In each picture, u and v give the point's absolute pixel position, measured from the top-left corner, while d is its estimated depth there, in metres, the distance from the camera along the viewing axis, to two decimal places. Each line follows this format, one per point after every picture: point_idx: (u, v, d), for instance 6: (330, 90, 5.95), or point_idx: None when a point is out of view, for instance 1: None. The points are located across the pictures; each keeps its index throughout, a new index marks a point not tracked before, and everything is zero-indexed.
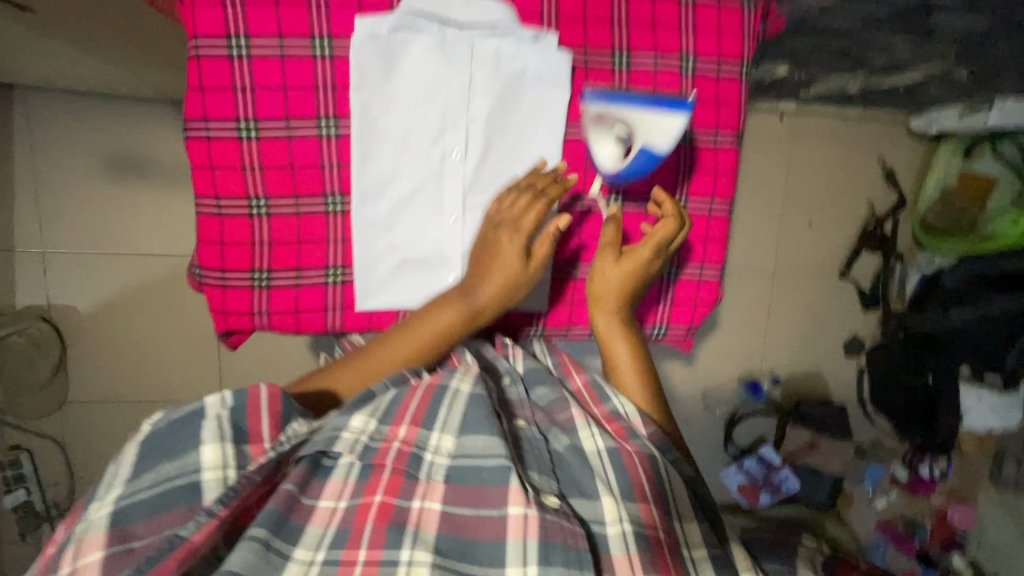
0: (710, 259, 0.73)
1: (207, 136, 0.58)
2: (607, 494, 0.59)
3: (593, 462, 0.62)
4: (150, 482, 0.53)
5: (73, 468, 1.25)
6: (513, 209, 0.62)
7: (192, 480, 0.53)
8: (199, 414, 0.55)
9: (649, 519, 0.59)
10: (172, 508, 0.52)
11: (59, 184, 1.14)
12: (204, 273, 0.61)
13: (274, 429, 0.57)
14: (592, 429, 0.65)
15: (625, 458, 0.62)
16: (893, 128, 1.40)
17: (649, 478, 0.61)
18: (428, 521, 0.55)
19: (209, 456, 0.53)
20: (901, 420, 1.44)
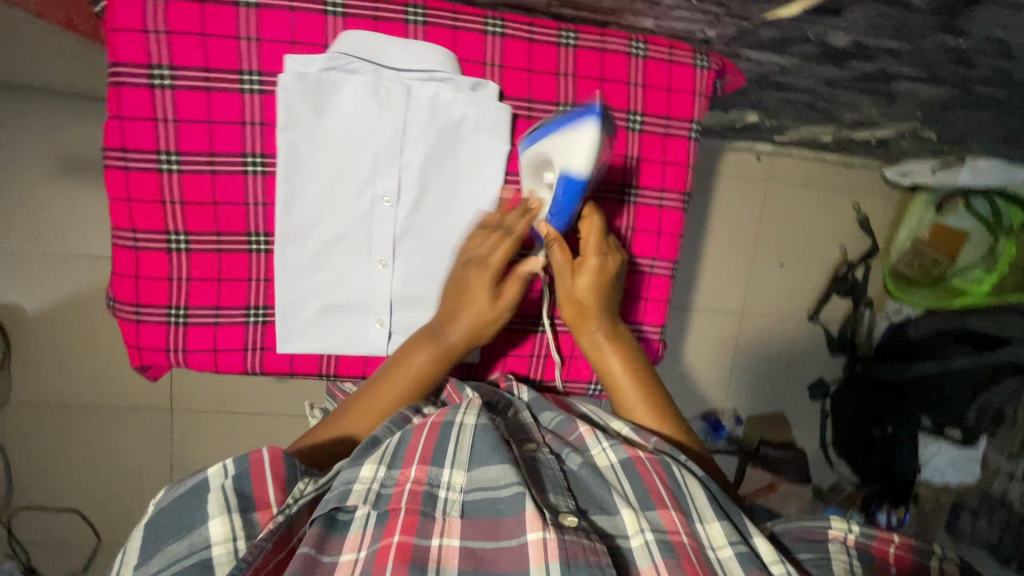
0: (649, 321, 0.71)
1: (124, 166, 0.57)
2: (626, 506, 0.54)
3: (607, 476, 0.58)
4: (163, 562, 0.49)
5: (12, 471, 1.21)
6: (478, 250, 0.63)
7: (203, 557, 0.49)
8: (203, 486, 0.52)
9: (669, 523, 0.54)
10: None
11: (12, 181, 1.11)
12: (118, 306, 0.60)
13: (280, 490, 0.54)
14: (603, 446, 0.60)
15: (641, 467, 0.57)
16: (868, 174, 1.41)
17: (667, 482, 0.57)
18: (450, 557, 0.50)
19: (217, 530, 0.50)
20: (861, 467, 1.43)
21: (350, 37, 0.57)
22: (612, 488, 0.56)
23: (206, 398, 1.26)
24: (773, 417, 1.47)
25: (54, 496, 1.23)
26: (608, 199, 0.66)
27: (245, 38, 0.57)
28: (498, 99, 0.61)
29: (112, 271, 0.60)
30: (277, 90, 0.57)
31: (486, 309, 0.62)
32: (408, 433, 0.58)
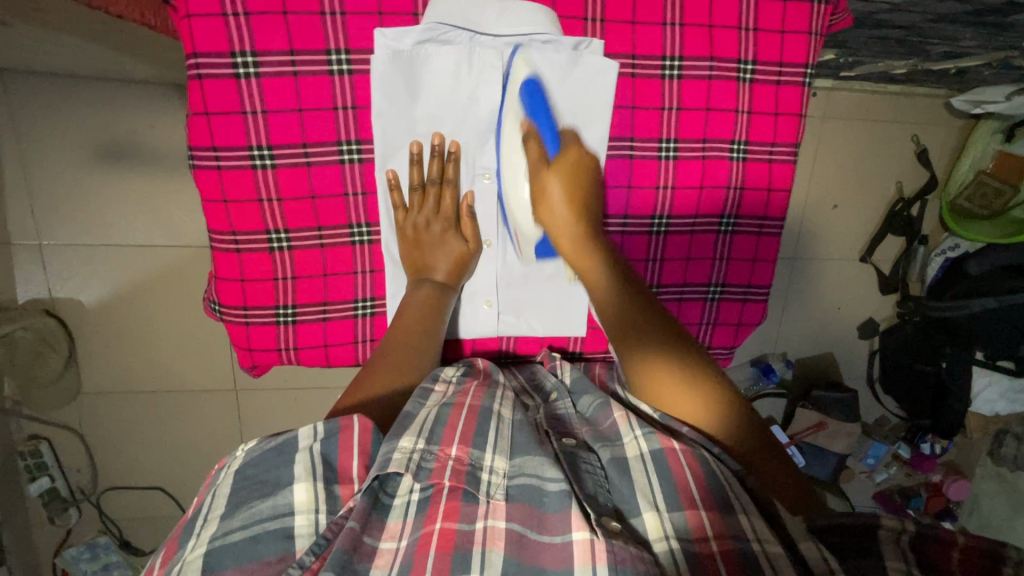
0: (758, 280, 0.70)
1: (217, 165, 0.56)
2: (650, 511, 0.51)
3: (637, 468, 0.55)
4: (244, 520, 0.46)
5: (94, 455, 1.26)
6: (426, 205, 0.63)
7: (285, 523, 0.46)
8: (292, 444, 0.50)
9: (700, 529, 0.49)
10: (265, 557, 0.44)
11: (50, 174, 1.08)
12: (226, 310, 0.61)
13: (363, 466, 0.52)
14: (634, 434, 0.58)
15: (672, 460, 0.54)
16: (932, 101, 1.32)
17: (700, 478, 0.53)
18: (496, 539, 0.49)
19: (302, 497, 0.48)
20: (913, 403, 1.45)
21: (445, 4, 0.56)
22: (641, 482, 0.54)
23: (268, 378, 1.28)
24: (821, 356, 1.49)
25: (135, 476, 1.29)
26: (718, 158, 0.64)
27: (330, 14, 0.54)
28: (602, 57, 0.59)
29: (214, 274, 0.60)
30: (372, 70, 0.55)
31: (460, 246, 0.65)
32: (445, 413, 0.57)
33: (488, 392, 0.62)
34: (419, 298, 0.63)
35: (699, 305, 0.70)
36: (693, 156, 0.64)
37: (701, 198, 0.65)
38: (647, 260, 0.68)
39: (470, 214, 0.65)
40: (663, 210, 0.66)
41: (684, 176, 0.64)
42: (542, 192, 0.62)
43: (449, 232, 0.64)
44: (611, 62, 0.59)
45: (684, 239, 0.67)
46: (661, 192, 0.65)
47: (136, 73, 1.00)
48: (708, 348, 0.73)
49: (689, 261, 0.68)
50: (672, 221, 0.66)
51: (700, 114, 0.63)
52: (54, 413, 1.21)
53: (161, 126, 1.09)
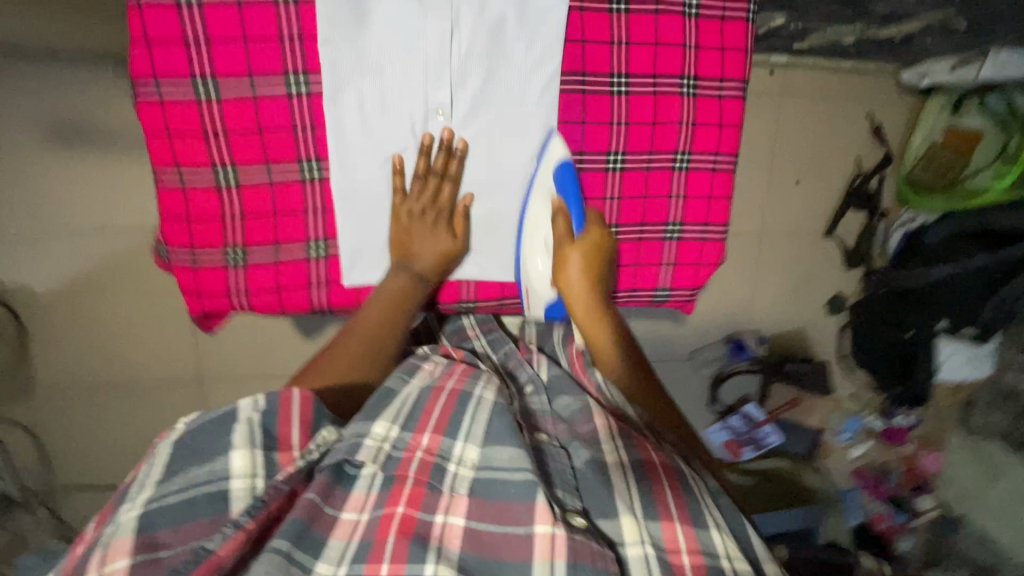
0: (714, 219, 0.81)
1: (159, 95, 0.67)
2: (626, 513, 0.61)
3: (615, 472, 0.64)
4: (181, 484, 0.58)
5: (47, 452, 1.20)
6: (424, 194, 0.75)
7: (222, 485, 0.58)
8: (233, 417, 0.62)
9: (672, 539, 0.60)
10: (200, 517, 0.57)
11: (1, 155, 1.05)
12: (173, 251, 0.72)
13: (306, 436, 0.64)
14: (615, 443, 0.68)
15: (650, 473, 0.65)
16: (886, 79, 1.37)
17: (676, 491, 0.64)
18: (451, 536, 0.58)
19: (240, 463, 0.59)
20: (882, 373, 1.48)
21: None
22: (620, 486, 0.63)
23: (232, 368, 1.23)
24: (790, 333, 1.51)
25: (91, 475, 1.22)
26: (668, 92, 0.76)
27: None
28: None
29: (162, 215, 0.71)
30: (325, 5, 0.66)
31: (448, 243, 0.78)
32: (424, 397, 0.70)
33: (471, 378, 0.75)
34: (392, 286, 0.76)
35: (659, 241, 0.81)
36: (644, 91, 0.75)
37: (655, 140, 0.77)
38: (610, 194, 0.79)
39: (463, 210, 0.78)
40: (620, 146, 0.77)
41: (637, 111, 0.76)
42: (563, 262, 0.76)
43: (440, 226, 0.77)
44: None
45: (643, 177, 0.78)
46: (617, 127, 0.76)
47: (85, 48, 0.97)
48: (670, 285, 0.82)
49: (650, 195, 0.79)
50: (628, 157, 0.77)
51: (650, 48, 0.74)
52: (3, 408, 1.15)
53: (116, 105, 1.06)
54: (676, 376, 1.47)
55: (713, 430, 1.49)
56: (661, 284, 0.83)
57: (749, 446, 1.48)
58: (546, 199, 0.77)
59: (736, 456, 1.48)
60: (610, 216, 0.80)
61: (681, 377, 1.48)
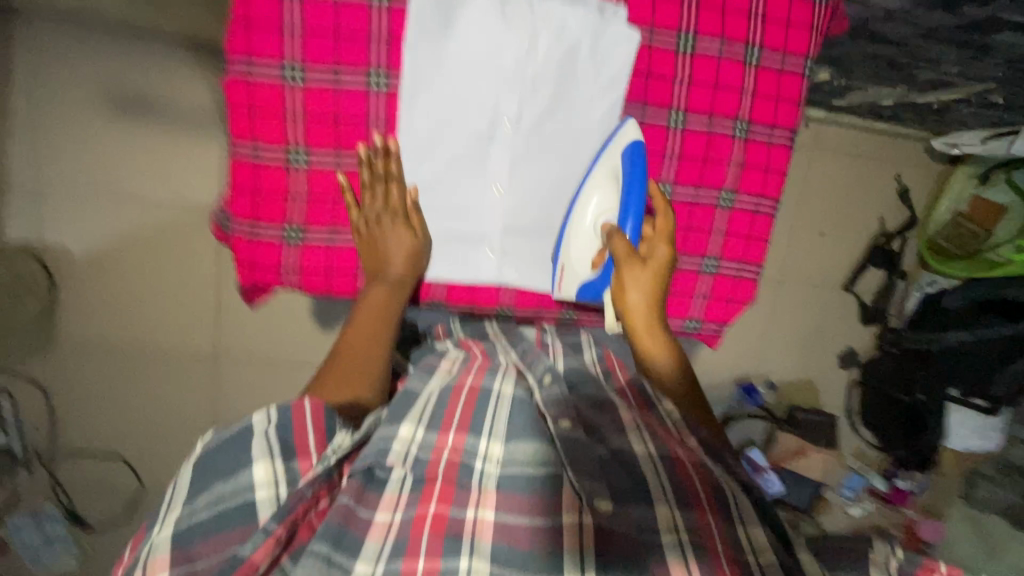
0: (750, 258, 0.72)
1: (250, 74, 0.60)
2: (662, 504, 0.55)
3: (646, 466, 0.58)
4: (209, 504, 0.52)
5: (56, 413, 1.20)
6: (375, 206, 0.65)
7: (247, 499, 0.52)
8: (247, 430, 0.55)
9: (708, 530, 0.53)
10: (231, 529, 0.51)
11: (59, 119, 1.09)
12: (234, 222, 0.65)
13: (319, 441, 0.56)
14: (641, 434, 0.61)
15: (681, 467, 0.58)
16: (915, 144, 1.41)
17: (708, 485, 0.57)
18: (483, 530, 0.52)
19: (261, 472, 0.53)
20: (888, 434, 1.47)
21: None
22: (653, 483, 0.56)
23: (250, 348, 1.24)
24: (800, 382, 1.51)
25: (99, 442, 1.22)
26: (720, 134, 0.68)
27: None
28: (625, 25, 0.63)
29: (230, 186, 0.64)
30: (410, 6, 0.59)
31: (410, 240, 0.66)
32: (444, 396, 0.65)
33: (489, 371, 0.68)
34: (375, 298, 0.67)
35: (694, 276, 0.71)
36: (699, 128, 0.68)
37: (705, 169, 0.68)
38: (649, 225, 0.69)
39: (417, 209, 0.66)
40: (668, 176, 0.68)
41: (689, 146, 0.68)
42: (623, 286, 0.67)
43: (400, 225, 0.66)
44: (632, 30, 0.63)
45: (688, 209, 0.69)
46: (667, 160, 0.68)
47: (163, 30, 1.03)
48: (701, 321, 0.73)
49: (690, 230, 0.70)
50: (676, 189, 0.69)
51: (709, 90, 0.67)
52: (24, 364, 1.17)
53: (180, 84, 1.11)
54: None
55: None
56: (692, 316, 0.72)
57: None
58: (608, 176, 0.65)
59: None
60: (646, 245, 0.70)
61: None
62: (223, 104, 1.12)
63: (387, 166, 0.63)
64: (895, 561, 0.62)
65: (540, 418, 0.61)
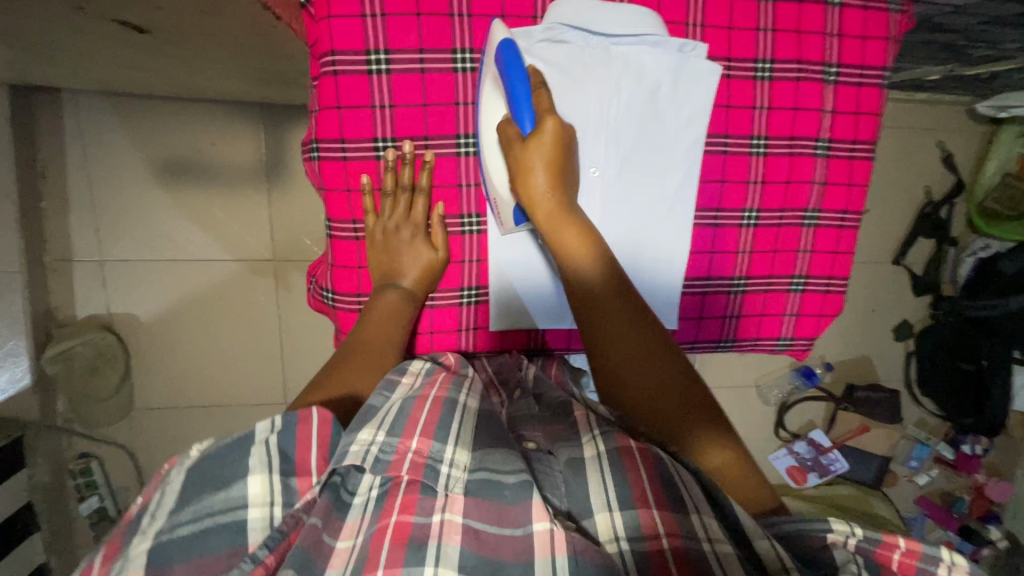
0: (838, 273, 0.71)
1: (344, 156, 0.61)
2: (602, 509, 0.50)
3: (591, 467, 0.53)
4: (193, 515, 0.45)
5: (142, 472, 1.24)
6: (395, 211, 0.63)
7: (238, 518, 0.45)
8: (246, 439, 0.48)
9: (651, 525, 0.48)
10: (215, 552, 0.44)
11: (113, 191, 1.11)
12: (339, 298, 0.67)
13: (324, 458, 0.50)
14: (592, 436, 0.56)
15: (627, 458, 0.52)
16: (956, 109, 1.38)
17: (655, 477, 0.50)
18: (452, 532, 0.48)
19: (257, 489, 0.46)
20: (952, 405, 1.46)
21: (564, 5, 0.60)
22: (594, 481, 0.52)
23: None
24: (856, 360, 1.51)
25: None
26: (803, 155, 0.67)
27: (458, 15, 0.59)
28: (705, 59, 0.62)
29: (332, 262, 0.67)
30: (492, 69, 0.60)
31: (429, 255, 0.64)
32: (408, 404, 0.55)
33: (454, 381, 0.61)
34: (386, 304, 0.63)
35: (782, 297, 0.71)
36: (780, 153, 0.66)
37: (788, 191, 0.67)
38: (736, 252, 0.68)
39: (439, 220, 0.64)
40: (753, 204, 0.67)
41: (772, 169, 0.66)
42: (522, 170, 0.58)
43: (417, 236, 0.64)
44: (714, 63, 0.62)
45: (774, 233, 0.68)
46: (751, 188, 0.66)
47: (208, 96, 1.04)
48: (791, 339, 0.73)
49: (776, 254, 0.69)
50: (762, 215, 0.67)
51: (788, 112, 0.65)
52: (106, 431, 1.21)
53: (225, 144, 1.13)
54: (742, 401, 1.49)
55: (777, 458, 1.52)
56: (782, 335, 0.72)
57: (815, 474, 1.49)
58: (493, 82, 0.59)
59: (801, 483, 1.51)
60: (734, 274, 0.69)
61: (746, 403, 1.49)
62: (269, 159, 1.14)
63: (411, 168, 0.61)
64: (853, 539, 0.47)
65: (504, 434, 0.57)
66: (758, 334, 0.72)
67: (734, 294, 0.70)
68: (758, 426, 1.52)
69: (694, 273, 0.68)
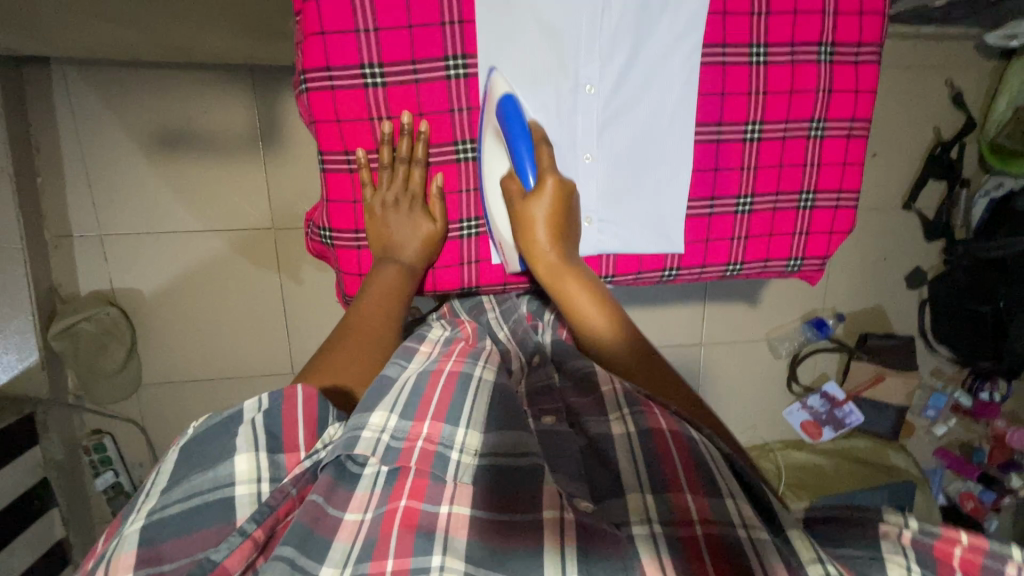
0: (848, 186, 0.69)
1: (331, 85, 0.59)
2: (634, 492, 0.53)
3: (620, 445, 0.58)
4: (183, 493, 0.48)
5: (155, 447, 1.26)
6: (390, 184, 0.64)
7: (226, 494, 0.48)
8: (237, 418, 0.52)
9: (684, 510, 0.50)
10: (205, 527, 0.47)
11: (107, 165, 1.11)
12: (338, 236, 0.67)
13: (312, 435, 0.54)
14: (621, 413, 0.60)
15: (659, 439, 0.56)
16: (965, 44, 1.34)
17: (687, 459, 0.54)
18: (458, 527, 0.50)
19: (244, 466, 0.49)
20: (969, 349, 1.44)
21: None
22: (627, 463, 0.56)
23: None
24: (868, 310, 1.48)
25: None
26: (806, 62, 0.64)
27: None
28: None
29: (327, 200, 0.66)
30: None
31: (428, 226, 0.65)
32: (423, 382, 0.58)
33: (472, 355, 0.64)
34: (385, 276, 0.65)
35: (791, 214, 0.69)
36: (782, 60, 0.63)
37: (792, 101, 0.65)
38: (741, 168, 0.66)
39: (437, 194, 0.65)
40: (755, 116, 0.65)
41: (774, 79, 0.64)
42: (523, 218, 0.62)
43: (415, 207, 0.65)
44: None
45: (780, 147, 0.66)
46: (753, 98, 0.64)
47: (196, 59, 1.03)
48: (803, 259, 0.71)
49: (782, 169, 0.67)
50: (765, 128, 0.65)
51: (788, 17, 0.63)
52: (116, 407, 1.21)
53: (217, 111, 1.11)
54: (752, 356, 1.47)
55: (790, 413, 1.52)
56: (793, 255, 0.70)
57: (829, 427, 1.49)
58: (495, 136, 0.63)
59: (816, 439, 1.50)
60: (740, 191, 0.67)
61: (756, 358, 1.47)
62: (263, 125, 1.13)
63: (408, 140, 0.62)
64: (908, 532, 0.49)
65: (518, 414, 0.58)
66: (766, 255, 0.70)
67: (741, 213, 0.68)
68: (769, 380, 1.50)
69: (698, 191, 0.67)
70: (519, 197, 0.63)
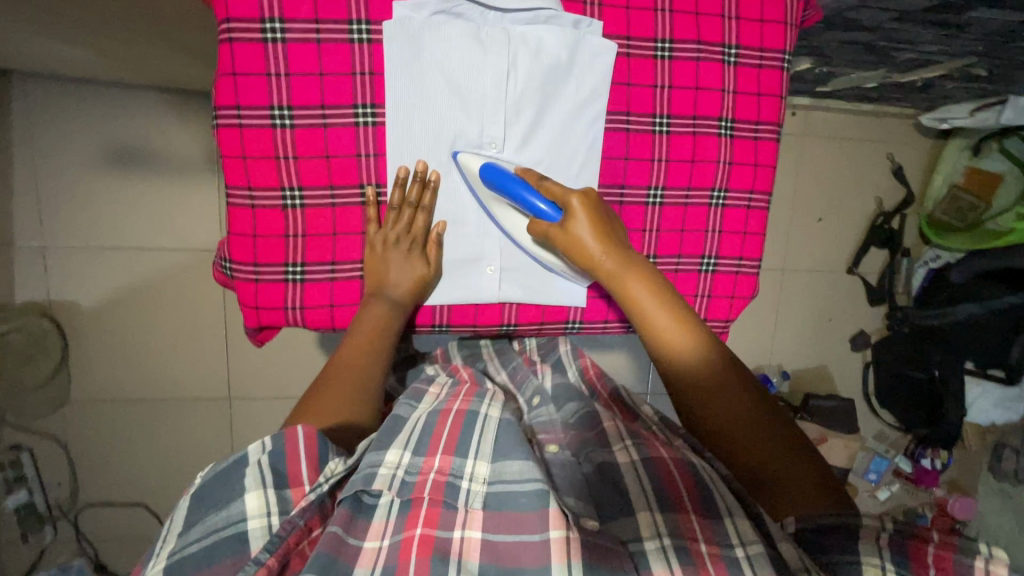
0: (748, 254, 0.72)
1: (239, 123, 0.62)
2: (644, 509, 0.59)
3: (628, 471, 0.64)
4: (199, 534, 0.50)
5: (75, 466, 1.21)
6: (396, 225, 0.66)
7: (239, 529, 0.50)
8: (241, 461, 0.53)
9: (690, 530, 0.57)
10: (221, 562, 0.49)
11: (57, 177, 1.11)
12: (237, 266, 0.66)
13: (314, 470, 0.55)
14: (625, 446, 0.68)
15: (663, 469, 0.63)
16: (904, 122, 1.42)
17: (688, 481, 0.61)
18: (470, 550, 0.54)
19: (254, 503, 0.51)
20: (907, 414, 1.47)
21: None
22: (635, 487, 0.62)
23: (257, 386, 1.25)
24: (813, 370, 1.50)
25: (121, 491, 1.23)
26: (706, 134, 0.68)
27: None
28: (601, 37, 0.64)
29: (229, 231, 0.66)
30: (387, 38, 0.61)
31: (421, 269, 0.68)
32: (432, 420, 0.65)
33: (476, 396, 0.71)
34: (373, 315, 0.67)
35: (693, 276, 0.71)
36: (684, 131, 0.68)
37: (693, 171, 0.69)
38: (643, 231, 0.69)
39: (436, 239, 0.68)
40: (658, 182, 0.68)
41: (676, 148, 0.68)
42: (572, 244, 0.63)
43: (413, 252, 0.67)
44: (610, 41, 0.64)
45: (681, 213, 0.69)
46: (656, 165, 0.68)
47: (157, 82, 1.06)
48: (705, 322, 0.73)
49: (685, 233, 0.70)
50: (667, 193, 0.69)
51: (690, 92, 0.67)
52: (40, 421, 1.18)
53: (175, 133, 1.13)
54: None
55: None
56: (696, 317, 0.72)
57: None
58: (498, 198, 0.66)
59: None
60: (642, 252, 0.70)
61: None
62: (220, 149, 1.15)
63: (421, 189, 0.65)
64: (885, 533, 0.53)
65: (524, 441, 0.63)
66: None
67: None
68: None
69: None
70: (555, 228, 0.63)
